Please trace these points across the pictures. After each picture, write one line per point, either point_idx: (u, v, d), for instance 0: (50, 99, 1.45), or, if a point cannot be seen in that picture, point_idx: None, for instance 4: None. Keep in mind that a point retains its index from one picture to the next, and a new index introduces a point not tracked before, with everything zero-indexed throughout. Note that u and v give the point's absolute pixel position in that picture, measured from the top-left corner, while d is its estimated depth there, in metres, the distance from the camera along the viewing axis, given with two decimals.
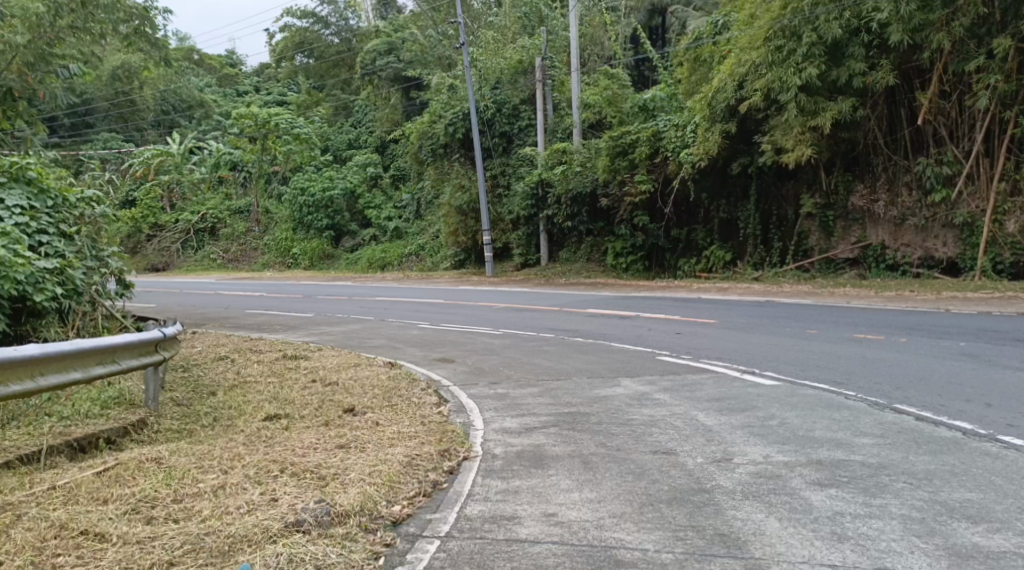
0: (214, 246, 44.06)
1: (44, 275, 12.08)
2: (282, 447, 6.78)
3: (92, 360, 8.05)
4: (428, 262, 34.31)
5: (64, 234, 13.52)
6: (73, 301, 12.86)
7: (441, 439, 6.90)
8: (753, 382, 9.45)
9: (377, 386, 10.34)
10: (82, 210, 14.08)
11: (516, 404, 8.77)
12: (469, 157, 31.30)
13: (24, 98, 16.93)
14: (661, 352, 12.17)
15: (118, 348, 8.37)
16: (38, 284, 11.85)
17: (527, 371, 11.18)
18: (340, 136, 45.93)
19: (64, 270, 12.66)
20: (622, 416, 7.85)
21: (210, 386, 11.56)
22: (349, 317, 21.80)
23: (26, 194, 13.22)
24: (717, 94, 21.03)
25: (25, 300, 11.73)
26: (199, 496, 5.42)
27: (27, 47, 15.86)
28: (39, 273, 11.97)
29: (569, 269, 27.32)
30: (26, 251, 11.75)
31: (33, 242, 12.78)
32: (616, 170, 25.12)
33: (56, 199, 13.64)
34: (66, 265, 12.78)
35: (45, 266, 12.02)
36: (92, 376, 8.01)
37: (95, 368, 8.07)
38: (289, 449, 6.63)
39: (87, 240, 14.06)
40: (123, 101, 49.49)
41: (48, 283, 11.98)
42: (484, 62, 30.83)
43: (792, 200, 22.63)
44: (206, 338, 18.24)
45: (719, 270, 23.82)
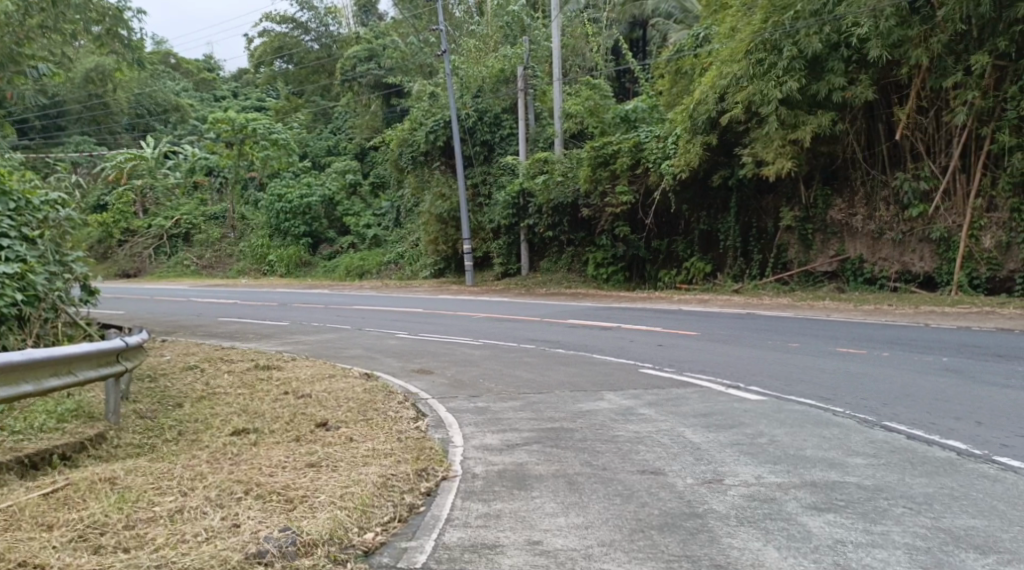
0: (188, 252, 43.22)
1: (2, 280, 11.79)
2: (248, 465, 6.46)
3: (45, 373, 7.66)
4: (408, 270, 33.93)
5: (26, 237, 13.13)
6: (34, 307, 12.49)
7: (418, 456, 6.60)
8: (739, 397, 9.20)
9: (352, 399, 10.02)
10: (46, 214, 13.68)
11: (496, 419, 8.48)
12: (449, 165, 30.98)
13: None
14: (643, 365, 11.91)
15: (73, 359, 7.98)
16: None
17: (507, 384, 10.89)
18: (319, 143, 45.55)
19: (25, 275, 12.29)
20: (606, 432, 7.58)
21: (177, 397, 11.20)
22: (325, 326, 21.41)
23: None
24: (699, 106, 20.86)
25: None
26: (153, 522, 5.10)
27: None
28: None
29: (550, 279, 27.04)
30: None
31: None
32: (597, 181, 24.86)
33: (18, 201, 13.26)
34: (27, 270, 12.41)
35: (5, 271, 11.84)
36: (45, 389, 7.61)
37: (48, 381, 7.68)
38: (256, 468, 6.32)
39: (50, 244, 13.66)
40: (98, 105, 48.85)
41: (7, 289, 11.82)
42: (467, 70, 30.62)
43: (772, 212, 22.50)
44: (177, 346, 17.81)
45: (699, 282, 23.65)
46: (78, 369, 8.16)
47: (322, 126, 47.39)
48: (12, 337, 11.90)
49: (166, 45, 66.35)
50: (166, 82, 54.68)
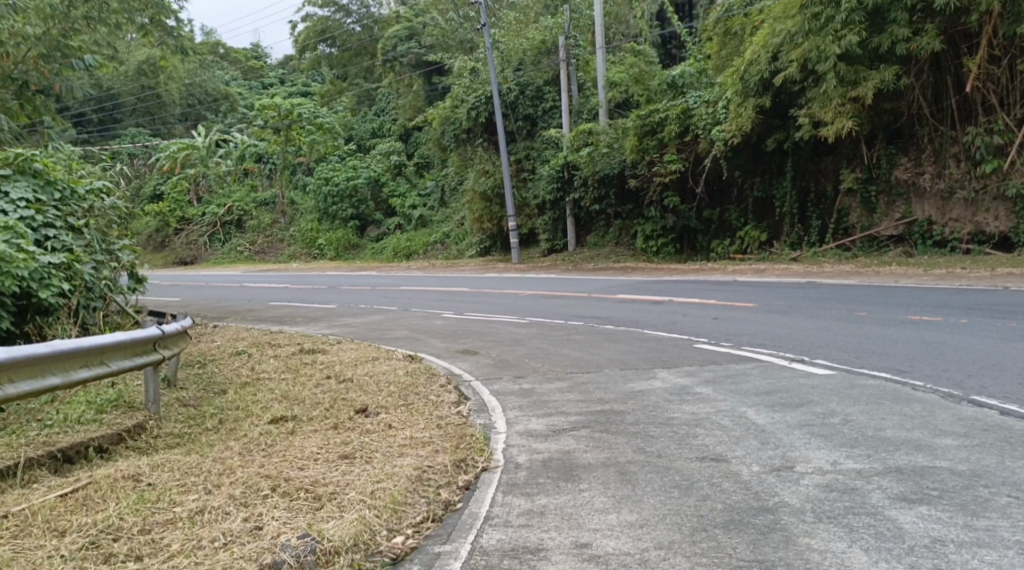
0: (240, 237, 43.36)
1: (50, 271, 11.36)
2: (280, 457, 6.06)
3: (73, 363, 7.26)
4: (454, 250, 33.53)
5: (72, 227, 12.81)
6: (83, 298, 12.22)
7: (458, 445, 6.12)
8: (804, 372, 8.57)
9: (393, 383, 9.58)
10: (91, 203, 13.33)
11: (543, 402, 7.96)
12: (493, 141, 30.38)
13: (41, 91, 16.30)
14: (699, 339, 11.30)
15: (102, 350, 7.57)
16: (43, 280, 11.15)
17: (555, 363, 10.38)
18: (364, 125, 45.37)
19: (71, 265, 11.97)
20: (661, 414, 7.02)
21: (219, 385, 10.90)
22: (372, 307, 21.12)
23: (32, 186, 12.56)
24: (750, 68, 20.02)
25: (30, 296, 11.03)
26: (170, 525, 4.71)
27: (40, 39, 15.23)
28: (44, 267, 11.26)
29: (598, 254, 26.47)
30: (29, 245, 11.08)
31: (39, 237, 12.11)
32: (644, 150, 24.19)
33: (63, 191, 12.97)
34: (73, 260, 12.10)
35: (51, 259, 11.31)
36: (72, 380, 7.20)
37: (75, 372, 7.26)
38: (288, 460, 5.90)
39: (96, 234, 13.33)
40: (148, 96, 49.23)
41: (54, 277, 11.28)
42: (507, 43, 29.90)
43: (831, 175, 21.58)
44: (226, 332, 17.63)
45: (755, 251, 22.82)
46: (108, 359, 7.76)
47: (366, 108, 47.09)
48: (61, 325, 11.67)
49: (213, 34, 66.63)
50: (215, 71, 54.88)
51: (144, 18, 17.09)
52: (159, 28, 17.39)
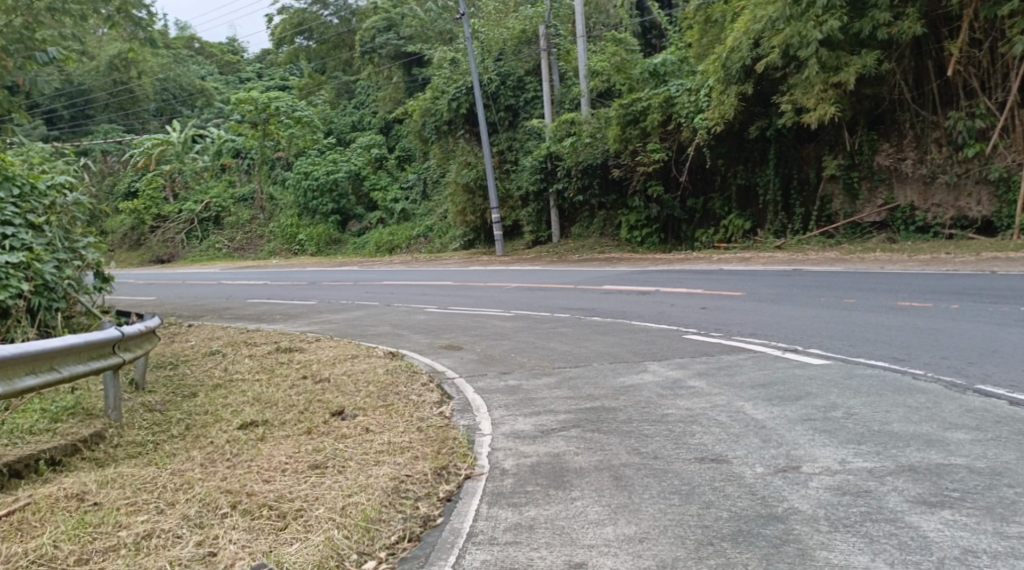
0: (220, 235, 42.65)
1: (8, 270, 11.01)
2: (245, 468, 5.67)
3: (15, 370, 6.78)
4: (437, 243, 33.05)
5: (32, 225, 12.35)
6: (45, 298, 11.78)
7: (438, 450, 5.70)
8: (801, 362, 8.21)
9: (371, 382, 9.16)
10: (52, 198, 12.94)
11: (530, 400, 7.56)
12: (474, 133, 29.91)
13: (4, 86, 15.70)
14: (688, 330, 10.95)
15: (49, 355, 7.09)
16: (1, 281, 10.86)
17: (541, 357, 10.00)
18: (343, 118, 44.85)
19: (31, 264, 11.56)
20: (654, 411, 6.65)
21: (190, 387, 10.45)
22: (353, 303, 20.66)
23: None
24: (731, 54, 19.62)
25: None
26: (111, 554, 4.37)
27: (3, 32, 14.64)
28: (1, 267, 10.94)
29: (582, 244, 26.10)
30: None
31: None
32: (627, 140, 23.79)
33: (22, 187, 12.53)
34: (33, 258, 11.67)
35: (9, 259, 11.00)
36: (13, 389, 6.71)
37: (18, 380, 6.78)
38: (253, 471, 5.52)
39: (58, 231, 12.87)
40: (124, 92, 48.39)
41: (13, 277, 11.00)
42: (487, 32, 29.37)
43: (813, 162, 21.28)
44: (202, 331, 17.14)
45: (739, 240, 22.48)
46: (57, 365, 7.29)
47: (346, 102, 46.39)
48: (23, 329, 11.15)
49: (188, 30, 65.68)
50: (190, 66, 54.10)
51: (111, 8, 16.33)
52: (127, 20, 16.70)
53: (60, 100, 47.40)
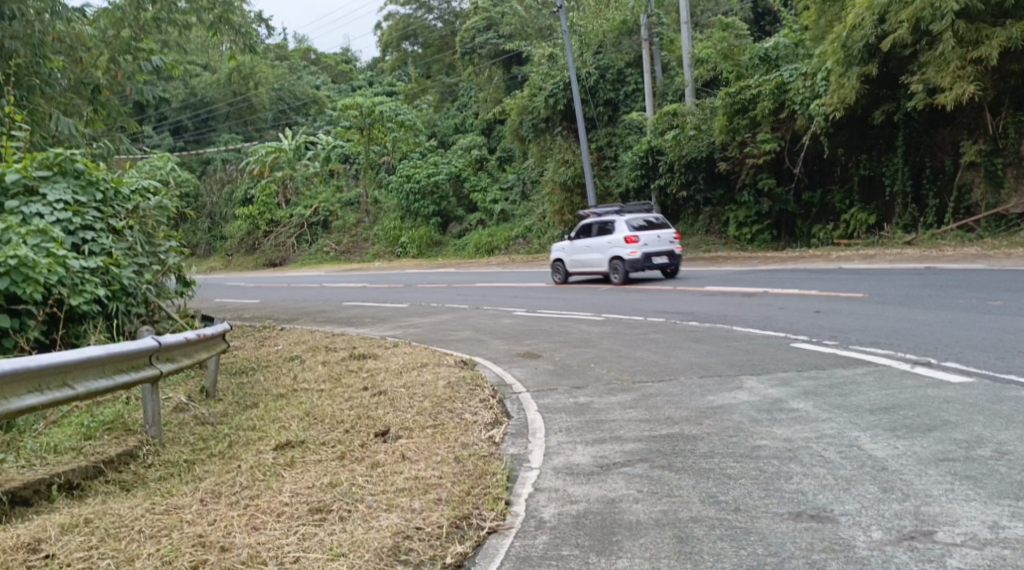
0: (327, 238, 42.86)
1: (83, 277, 10.15)
2: (239, 503, 4.80)
3: (12, 388, 5.87)
4: (537, 244, 32.08)
5: (114, 230, 11.48)
6: (123, 305, 10.90)
7: (468, 491, 4.73)
8: (935, 380, 6.83)
9: (428, 396, 8.15)
10: (137, 203, 11.98)
11: (599, 424, 6.43)
12: (572, 129, 28.78)
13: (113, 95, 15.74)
14: (797, 338, 9.62)
15: (56, 371, 6.17)
16: (76, 285, 10.04)
17: (623, 370, 8.85)
18: (446, 120, 44.41)
19: (109, 270, 10.66)
20: (744, 442, 5.46)
21: (255, 396, 9.71)
22: (443, 306, 19.86)
23: (71, 187, 11.26)
24: (852, 33, 17.98)
25: (59, 302, 9.85)
26: None
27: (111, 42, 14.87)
28: (77, 272, 10.18)
29: (686, 244, 24.63)
30: (59, 251, 9.85)
31: (76, 242, 10.84)
32: (735, 130, 22.34)
33: (107, 191, 11.63)
34: (112, 263, 10.79)
35: (84, 263, 10.22)
36: (8, 409, 5.77)
37: (16, 400, 5.86)
38: (243, 511, 4.63)
39: (142, 235, 11.96)
40: (240, 100, 49.29)
41: (91, 282, 10.20)
42: (586, 25, 28.15)
43: (950, 149, 19.26)
44: (291, 334, 16.59)
45: (862, 235, 20.61)
46: (70, 382, 6.37)
47: (449, 104, 45.87)
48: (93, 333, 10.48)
49: (304, 40, 66.98)
50: (300, 74, 54.72)
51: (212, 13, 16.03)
52: (228, 27, 15.78)
53: (184, 111, 49.02)
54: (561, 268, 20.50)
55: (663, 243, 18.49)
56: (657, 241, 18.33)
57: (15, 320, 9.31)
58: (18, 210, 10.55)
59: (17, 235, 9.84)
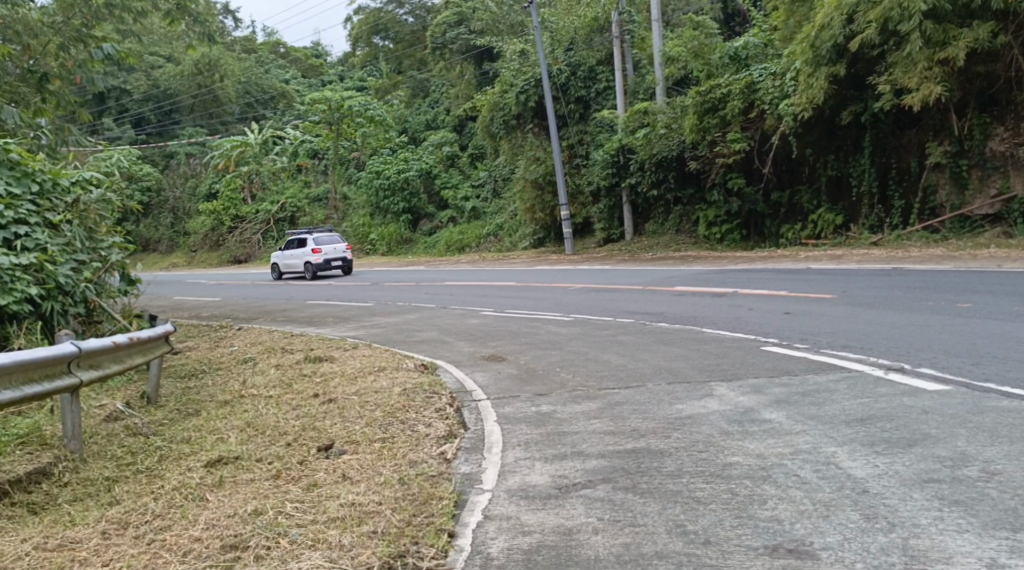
0: (295, 235, 41.99)
1: (12, 272, 9.62)
2: (134, 546, 4.77)
3: None
4: (507, 242, 31.59)
5: (51, 224, 10.85)
6: (59, 301, 10.34)
7: (405, 527, 4.51)
8: (912, 389, 6.42)
9: (381, 405, 7.67)
10: (77, 195, 11.32)
11: (559, 437, 5.98)
12: (543, 126, 28.31)
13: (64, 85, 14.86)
14: (767, 341, 9.23)
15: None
16: (5, 284, 9.55)
17: (588, 376, 8.41)
18: (417, 117, 43.64)
19: (42, 265, 10.09)
20: (714, 459, 5.09)
21: (199, 402, 9.17)
22: (409, 305, 19.34)
23: (5, 179, 10.57)
24: (821, 33, 17.65)
25: None
26: None
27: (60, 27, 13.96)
28: (5, 269, 9.59)
29: (658, 243, 24.24)
30: None
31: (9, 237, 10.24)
32: (705, 130, 21.95)
33: (44, 183, 10.96)
34: (46, 259, 10.20)
35: (14, 260, 9.63)
36: None
37: None
38: (137, 555, 4.59)
39: (82, 230, 11.33)
40: (205, 93, 47.96)
41: (22, 279, 9.71)
42: (558, 22, 27.73)
43: (915, 150, 19.02)
44: (249, 335, 16.01)
45: (829, 236, 20.33)
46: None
47: (420, 100, 45.19)
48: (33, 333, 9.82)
49: (275, 35, 66.06)
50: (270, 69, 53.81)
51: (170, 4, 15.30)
52: (185, 15, 15.26)
53: (146, 103, 47.74)
54: (276, 269, 29.89)
55: (339, 251, 28.36)
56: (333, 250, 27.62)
57: None
58: None
59: None
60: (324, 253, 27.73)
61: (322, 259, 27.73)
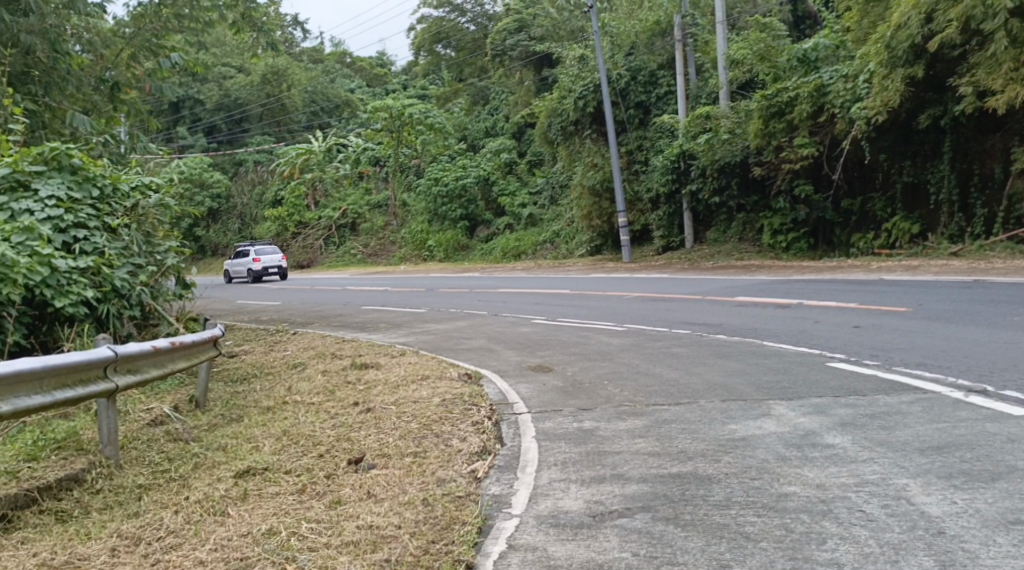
0: (355, 241, 42.02)
1: (72, 275, 9.17)
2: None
3: None
4: (564, 249, 31.20)
5: (109, 229, 10.38)
6: (115, 306, 9.84)
7: (421, 561, 4.33)
8: (995, 413, 5.85)
9: (417, 417, 7.32)
10: (135, 201, 10.86)
11: (601, 457, 5.59)
12: (602, 132, 27.80)
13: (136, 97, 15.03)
14: (833, 357, 8.65)
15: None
16: (62, 286, 9.03)
17: (638, 390, 7.95)
18: (477, 124, 43.31)
19: (100, 268, 9.62)
20: (769, 489, 4.75)
21: (245, 407, 8.87)
22: (462, 312, 19.04)
23: (66, 183, 10.12)
24: (898, 32, 16.91)
25: (45, 302, 8.95)
26: None
27: (133, 38, 14.22)
28: (63, 271, 9.14)
29: (719, 251, 23.59)
30: (45, 248, 8.88)
31: (68, 241, 9.78)
32: (771, 134, 21.23)
33: (104, 187, 10.50)
34: (104, 263, 9.74)
35: (72, 262, 9.18)
36: None
37: None
38: None
39: (139, 235, 10.86)
40: (273, 102, 48.57)
41: (79, 282, 9.21)
42: (618, 26, 27.31)
43: (1000, 155, 18.13)
44: (301, 339, 15.86)
45: (905, 245, 19.50)
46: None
47: (480, 107, 44.96)
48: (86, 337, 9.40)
49: (341, 44, 66.77)
50: (334, 77, 54.30)
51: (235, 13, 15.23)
52: (249, 25, 15.29)
53: (218, 112, 48.93)
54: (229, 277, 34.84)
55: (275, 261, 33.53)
56: (272, 259, 33.17)
57: None
58: (6, 206, 9.52)
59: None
60: (264, 261, 33.27)
61: (263, 267, 33.29)
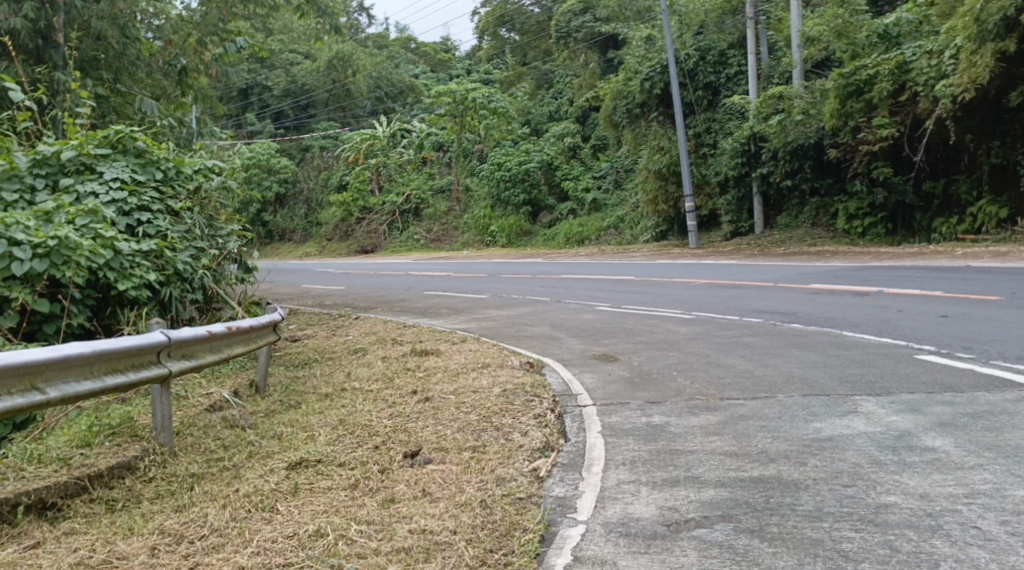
0: (418, 226, 41.85)
1: (134, 259, 8.92)
2: None
3: None
4: (628, 234, 30.59)
5: (172, 212, 10.13)
6: (178, 288, 9.58)
7: None
8: None
9: (477, 407, 6.95)
10: (199, 183, 10.57)
11: (674, 456, 5.21)
12: (669, 114, 27.05)
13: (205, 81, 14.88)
14: (921, 349, 8.06)
15: (17, 372, 5.03)
16: (125, 268, 8.76)
17: (711, 381, 7.49)
18: (541, 108, 42.73)
19: (162, 251, 9.38)
20: (866, 499, 4.35)
21: (303, 394, 8.62)
22: (523, 298, 18.65)
23: (130, 166, 9.95)
24: (988, 4, 16.04)
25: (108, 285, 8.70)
26: None
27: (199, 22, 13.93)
28: (126, 254, 8.88)
29: (790, 236, 22.82)
30: (108, 231, 8.63)
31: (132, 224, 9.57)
32: (848, 115, 20.39)
33: (167, 170, 10.26)
34: (166, 245, 9.48)
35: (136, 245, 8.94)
36: None
37: None
38: None
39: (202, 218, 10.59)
40: (338, 87, 48.69)
41: (142, 265, 8.93)
42: (687, 6, 26.62)
43: None
44: (362, 324, 15.66)
45: (992, 232, 18.56)
46: (40, 384, 5.24)
47: (543, 90, 44.35)
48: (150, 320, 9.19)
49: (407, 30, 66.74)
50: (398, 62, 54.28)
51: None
52: (314, 9, 14.90)
53: (285, 98, 49.87)
54: None
55: None
56: None
57: (54, 305, 8.19)
58: (71, 190, 9.35)
59: (63, 213, 8.62)
60: None
61: None
